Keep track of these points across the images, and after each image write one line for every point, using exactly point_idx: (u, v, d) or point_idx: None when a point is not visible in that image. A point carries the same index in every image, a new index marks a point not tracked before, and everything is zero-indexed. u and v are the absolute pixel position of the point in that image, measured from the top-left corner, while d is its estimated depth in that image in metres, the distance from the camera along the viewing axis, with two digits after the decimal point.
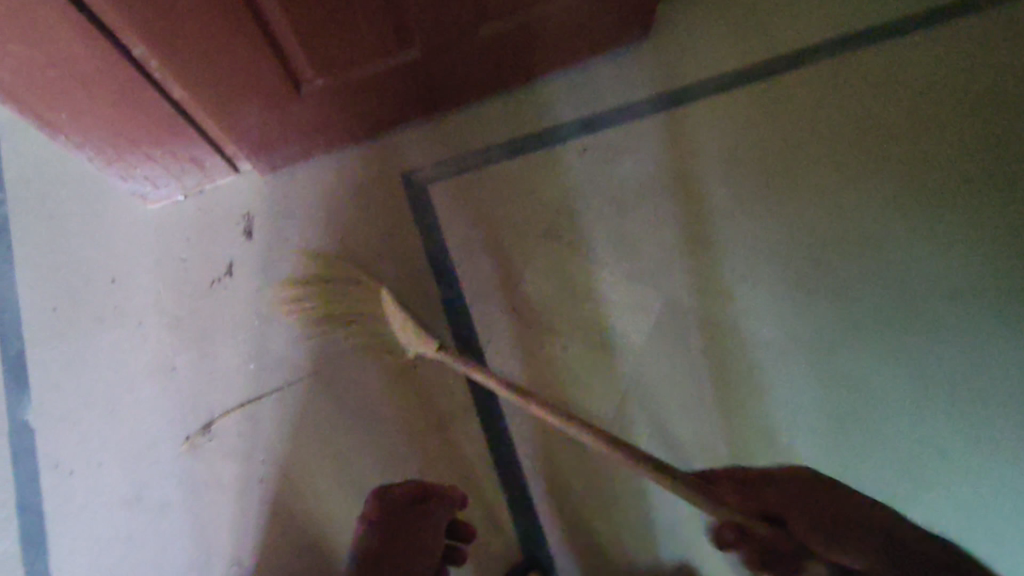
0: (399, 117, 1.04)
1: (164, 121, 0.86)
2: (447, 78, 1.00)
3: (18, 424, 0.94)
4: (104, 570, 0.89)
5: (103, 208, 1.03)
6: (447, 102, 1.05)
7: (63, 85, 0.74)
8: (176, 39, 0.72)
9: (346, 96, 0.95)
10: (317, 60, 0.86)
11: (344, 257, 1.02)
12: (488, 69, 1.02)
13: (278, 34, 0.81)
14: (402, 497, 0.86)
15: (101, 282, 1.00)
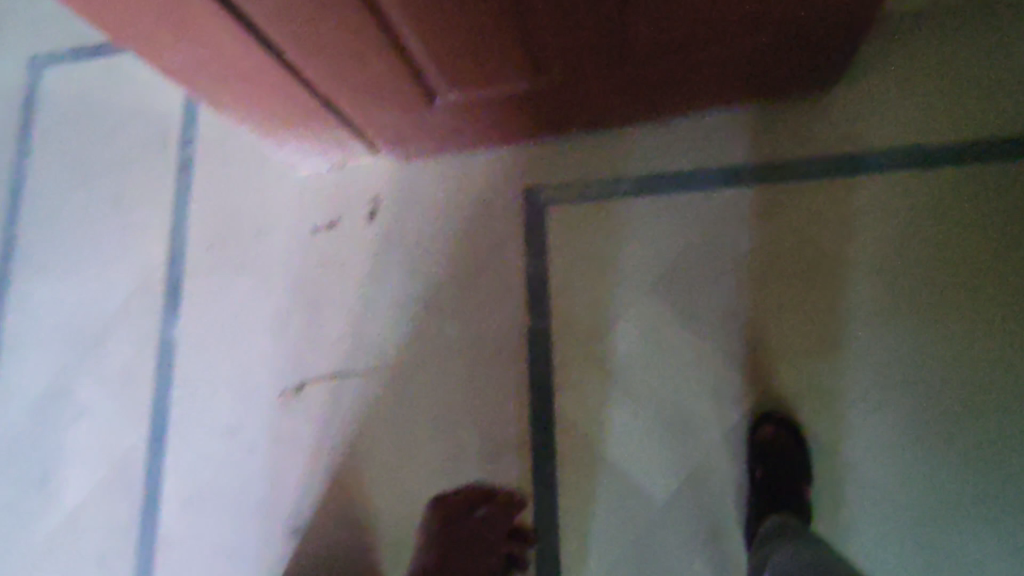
0: (537, 132, 0.99)
1: (309, 112, 0.91)
2: (591, 106, 0.93)
3: (166, 340, 1.12)
4: (197, 484, 1.04)
5: (261, 167, 1.14)
6: (590, 124, 0.98)
7: (228, 77, 0.81)
8: (317, 47, 0.75)
9: (481, 110, 0.92)
10: (451, 77, 0.85)
11: (449, 262, 1.05)
12: (638, 102, 0.92)
13: (414, 53, 0.80)
14: (460, 499, 0.92)
15: (247, 234, 1.12)
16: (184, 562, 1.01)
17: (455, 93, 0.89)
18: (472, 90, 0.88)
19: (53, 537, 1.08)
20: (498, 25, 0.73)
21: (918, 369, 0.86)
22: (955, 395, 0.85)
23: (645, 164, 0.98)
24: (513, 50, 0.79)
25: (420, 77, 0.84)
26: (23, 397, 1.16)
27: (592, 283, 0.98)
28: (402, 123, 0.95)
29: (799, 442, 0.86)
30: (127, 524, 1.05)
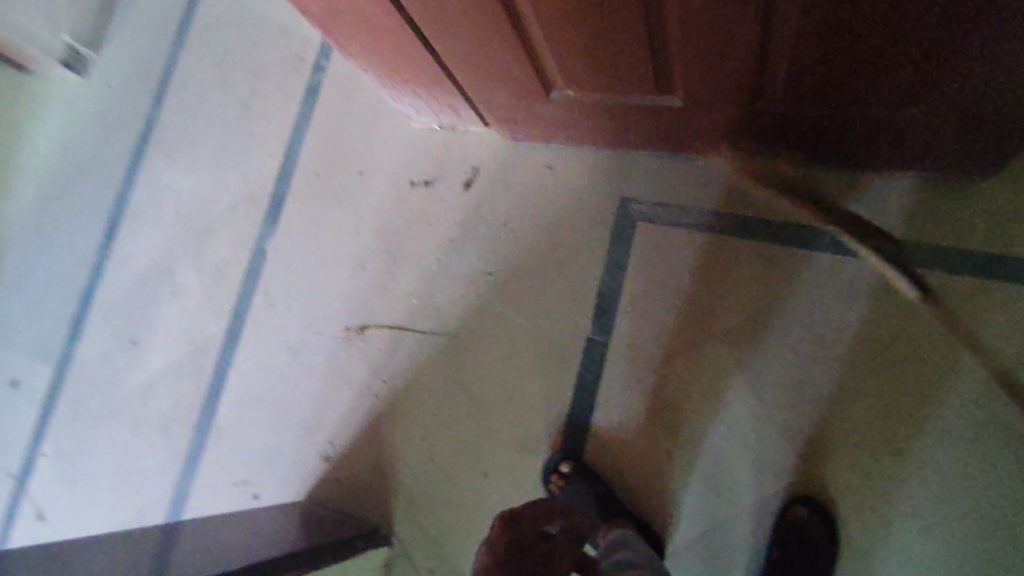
0: (649, 147, 0.98)
1: (431, 78, 0.94)
2: (707, 133, 0.89)
3: (259, 250, 1.20)
4: (256, 386, 1.14)
5: (380, 112, 1.18)
6: (705, 153, 0.95)
7: (361, 26, 0.84)
8: (445, 18, 0.76)
9: (593, 113, 0.91)
10: (570, 75, 0.84)
11: (529, 248, 1.04)
12: (761, 142, 0.88)
13: (538, 46, 0.79)
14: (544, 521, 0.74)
15: (353, 171, 1.17)
16: (230, 453, 1.12)
17: (568, 94, 0.88)
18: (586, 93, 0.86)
19: (131, 394, 1.22)
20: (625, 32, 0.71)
21: (978, 494, 0.80)
22: (1010, 535, 0.79)
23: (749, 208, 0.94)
24: (636, 61, 0.76)
25: (537, 74, 0.85)
26: (132, 266, 1.29)
27: (664, 312, 0.96)
28: (514, 108, 0.96)
29: (829, 535, 0.83)
30: (191, 404, 1.17)
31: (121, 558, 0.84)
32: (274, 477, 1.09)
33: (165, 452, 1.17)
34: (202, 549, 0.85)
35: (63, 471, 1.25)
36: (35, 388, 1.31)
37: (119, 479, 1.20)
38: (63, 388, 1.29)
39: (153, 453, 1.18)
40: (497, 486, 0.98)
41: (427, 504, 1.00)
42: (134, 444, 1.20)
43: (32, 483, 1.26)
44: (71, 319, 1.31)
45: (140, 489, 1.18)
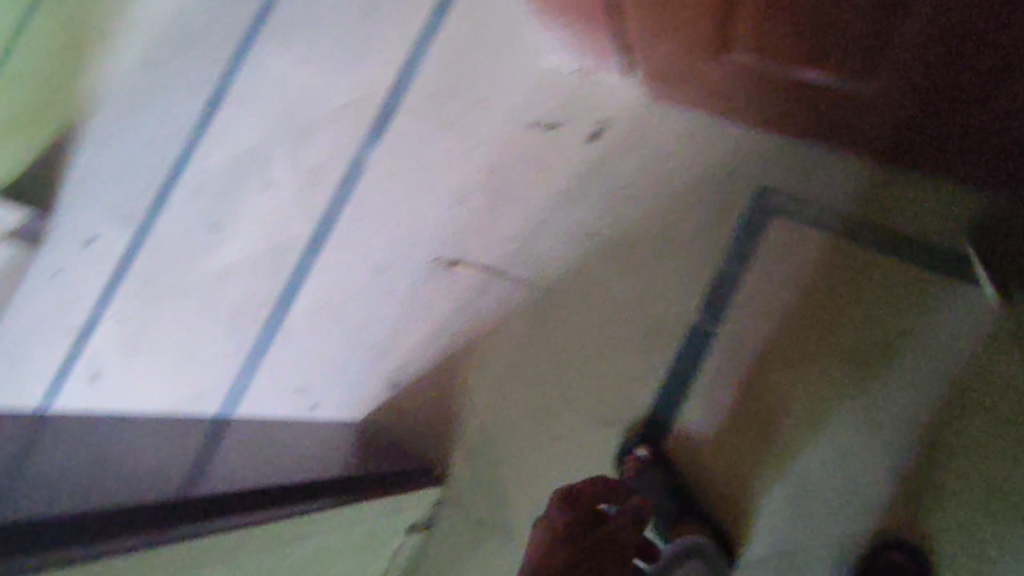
0: (786, 133, 0.90)
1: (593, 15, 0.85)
2: (853, 128, 0.82)
3: (359, 161, 1.15)
4: (333, 298, 1.11)
5: (512, 39, 1.09)
6: (845, 149, 0.88)
7: None
8: None
9: (753, 86, 0.83)
10: (734, 44, 0.76)
11: (647, 218, 0.97)
12: (908, 147, 0.80)
13: (732, 12, 0.70)
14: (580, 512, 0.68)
15: (472, 98, 1.10)
16: (295, 359, 1.11)
17: (737, 63, 0.80)
18: (755, 65, 0.78)
19: (205, 277, 1.21)
20: (802, 16, 0.64)
21: None
22: None
23: (896, 221, 0.86)
24: (805, 46, 0.69)
25: (710, 36, 0.76)
26: (225, 149, 1.25)
27: (780, 317, 0.89)
28: (663, 64, 0.88)
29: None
30: (264, 301, 1.16)
31: (175, 441, 0.82)
32: (335, 393, 1.08)
33: (230, 344, 1.16)
34: (259, 454, 0.84)
35: (123, 338, 1.25)
36: (109, 250, 1.30)
37: (179, 359, 1.20)
38: (137, 257, 1.28)
39: (218, 340, 1.17)
40: (563, 454, 0.94)
41: (487, 455, 0.97)
42: (199, 328, 1.19)
43: (91, 343, 1.27)
44: (156, 190, 1.29)
45: (198, 374, 1.17)
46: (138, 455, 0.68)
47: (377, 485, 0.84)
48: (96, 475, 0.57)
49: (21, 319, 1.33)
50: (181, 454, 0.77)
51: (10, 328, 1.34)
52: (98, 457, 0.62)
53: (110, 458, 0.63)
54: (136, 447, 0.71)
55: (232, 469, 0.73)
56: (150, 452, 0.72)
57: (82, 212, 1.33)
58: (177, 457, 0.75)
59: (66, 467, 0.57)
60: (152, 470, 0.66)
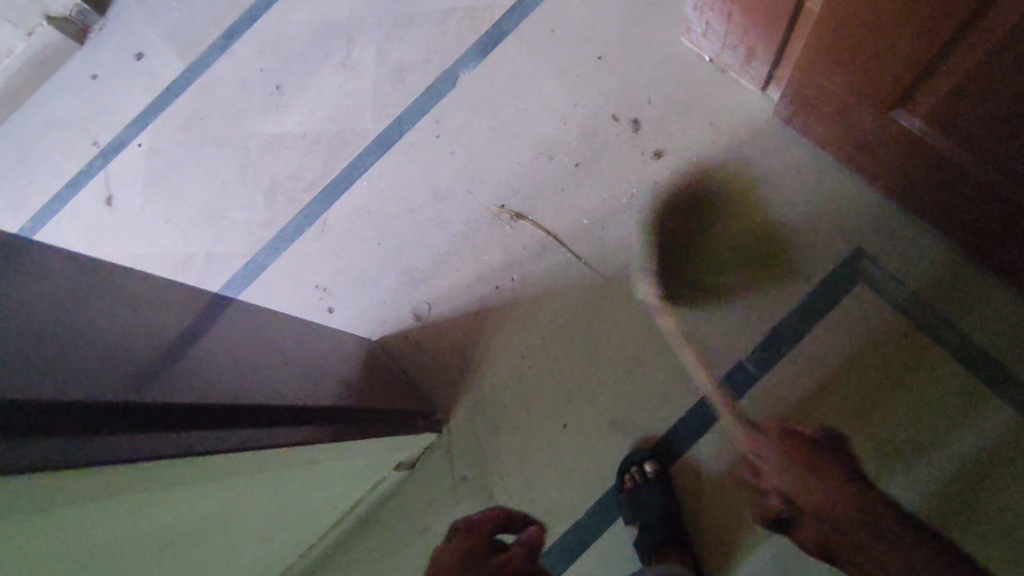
0: (877, 181, 0.87)
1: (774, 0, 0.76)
2: (954, 204, 0.78)
3: (452, 75, 1.07)
4: (382, 208, 1.06)
5: (654, 6, 1.01)
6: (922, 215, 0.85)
7: None
8: None
9: (891, 130, 0.77)
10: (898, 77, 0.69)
11: (730, 242, 0.93)
12: (991, 238, 0.78)
13: (939, 67, 0.64)
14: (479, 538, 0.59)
15: (591, 51, 1.02)
16: (326, 255, 1.06)
17: (904, 104, 0.72)
18: (920, 111, 0.71)
19: (254, 140, 1.14)
20: (1009, 87, 0.59)
21: None
22: None
23: (971, 322, 0.84)
24: (990, 106, 0.63)
25: (886, 62, 0.69)
26: (313, 11, 1.16)
27: (829, 384, 0.86)
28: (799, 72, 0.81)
29: None
30: (310, 185, 1.09)
31: (184, 293, 0.76)
32: (357, 304, 1.04)
33: (262, 217, 1.10)
34: (261, 345, 0.78)
35: (150, 172, 1.17)
36: (158, 75, 1.20)
37: (203, 213, 1.13)
38: (185, 91, 1.19)
39: (249, 210, 1.11)
40: (568, 442, 0.92)
41: (491, 417, 0.95)
42: (232, 190, 1.13)
43: (113, 164, 1.19)
44: (226, 28, 1.19)
45: (219, 235, 1.12)
46: (135, 309, 0.61)
47: (363, 422, 0.79)
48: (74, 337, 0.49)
49: (41, 114, 1.23)
50: (178, 308, 0.69)
51: (27, 119, 1.24)
52: (87, 308, 0.54)
53: (98, 311, 0.55)
54: (136, 295, 0.64)
55: (222, 359, 0.67)
56: (147, 302, 0.65)
57: (139, 24, 1.22)
58: (174, 313, 0.68)
59: (43, 315, 0.49)
60: (143, 334, 0.58)
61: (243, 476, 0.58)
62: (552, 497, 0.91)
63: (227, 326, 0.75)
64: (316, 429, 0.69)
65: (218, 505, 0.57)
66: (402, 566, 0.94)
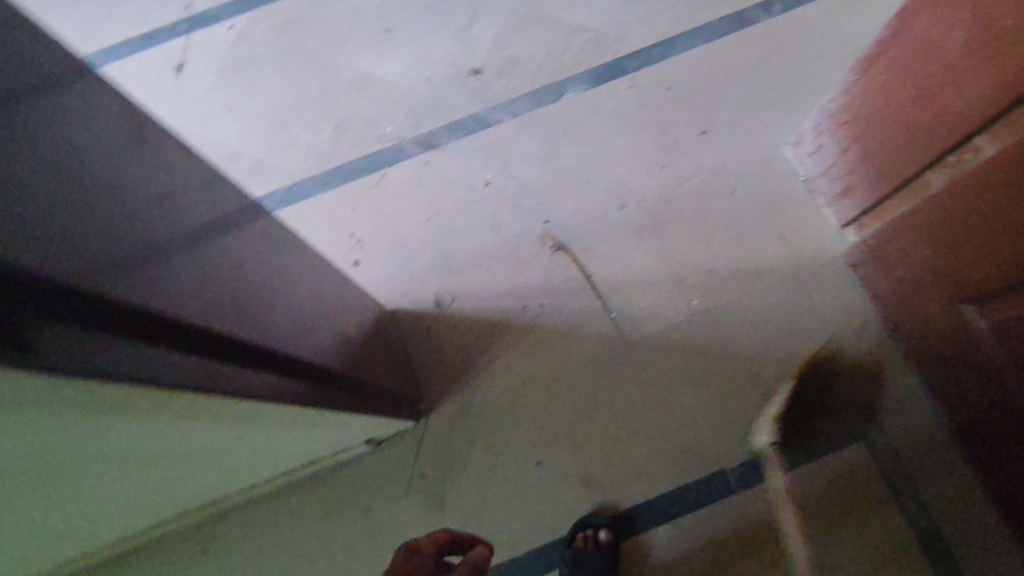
0: (919, 358, 0.87)
1: (905, 152, 0.75)
2: (982, 412, 0.78)
3: (558, 89, 1.07)
4: (442, 188, 1.04)
5: (773, 106, 1.01)
6: (944, 404, 0.86)
7: (907, 90, 0.71)
8: (998, 184, 0.62)
9: (951, 323, 0.77)
10: (985, 276, 0.69)
11: (757, 354, 0.94)
12: (992, 457, 0.78)
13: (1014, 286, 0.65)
14: (427, 554, 0.59)
15: (698, 124, 1.02)
16: (371, 209, 1.05)
17: (972, 305, 0.73)
18: (982, 318, 0.72)
19: (345, 69, 1.11)
20: None
21: None
22: None
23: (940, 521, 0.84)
24: None
25: (989, 257, 0.67)
26: None
27: (799, 523, 0.86)
28: (899, 227, 0.81)
29: None
30: (382, 135, 1.08)
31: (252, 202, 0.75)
32: (386, 266, 1.02)
33: (324, 147, 1.08)
34: (301, 278, 0.76)
35: (232, 57, 1.14)
36: None
37: (267, 119, 1.11)
38: None
39: (313, 135, 1.09)
40: (535, 479, 0.92)
41: (470, 427, 0.95)
42: (305, 110, 1.10)
43: (197, 34, 1.16)
44: None
45: (274, 147, 1.09)
46: (218, 203, 0.59)
47: (355, 395, 0.77)
48: (167, 211, 0.46)
49: None
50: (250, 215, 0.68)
51: None
52: (181, 182, 0.52)
53: (190, 191, 0.53)
54: (220, 187, 0.62)
55: (271, 284, 0.65)
56: (229, 197, 0.63)
57: None
58: (245, 219, 0.66)
59: (146, 176, 0.46)
60: (218, 228, 0.56)
61: (225, 422, 0.55)
62: (500, 524, 0.91)
63: (280, 249, 0.74)
64: (319, 389, 0.67)
65: (198, 436, 0.55)
66: (329, 537, 0.93)
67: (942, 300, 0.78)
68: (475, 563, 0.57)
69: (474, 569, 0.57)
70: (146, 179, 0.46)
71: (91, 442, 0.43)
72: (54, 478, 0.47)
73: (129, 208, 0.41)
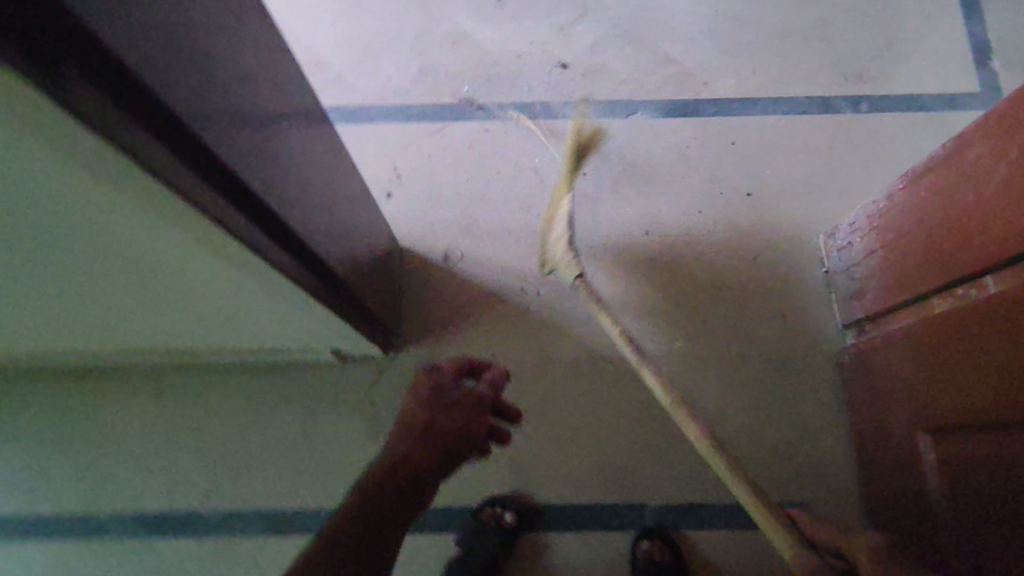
0: (870, 469, 0.88)
1: (920, 270, 0.77)
2: (912, 537, 0.79)
3: (631, 107, 1.11)
4: (491, 156, 1.09)
5: (823, 194, 1.03)
6: (880, 523, 0.86)
7: (940, 213, 0.72)
8: (985, 322, 0.64)
9: (908, 443, 0.78)
10: (950, 406, 0.70)
11: (717, 412, 0.95)
12: None
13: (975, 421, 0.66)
14: (451, 371, 0.73)
15: (745, 186, 1.05)
16: (420, 151, 1.10)
17: (929, 431, 0.74)
18: (937, 445, 0.72)
19: (449, 22, 1.17)
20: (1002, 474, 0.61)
21: None
22: None
23: None
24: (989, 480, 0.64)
25: (964, 392, 0.68)
26: None
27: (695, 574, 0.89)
28: (892, 340, 0.81)
29: None
30: (456, 91, 1.13)
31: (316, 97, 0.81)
32: (414, 206, 1.07)
33: (402, 84, 1.14)
34: (332, 180, 0.82)
35: None
36: None
37: (362, 41, 1.17)
38: None
39: (396, 69, 1.15)
40: None
41: None
42: (399, 45, 1.17)
43: None
44: None
45: (358, 69, 1.15)
46: (284, 79, 0.65)
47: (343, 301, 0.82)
48: (236, 58, 0.52)
49: None
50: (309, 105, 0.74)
51: None
52: (258, 44, 0.58)
53: (263, 55, 0.59)
54: (291, 69, 0.68)
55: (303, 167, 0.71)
56: (295, 80, 0.68)
57: None
58: (303, 105, 0.72)
59: (229, 23, 0.52)
60: (277, 97, 0.62)
61: (212, 267, 0.61)
62: None
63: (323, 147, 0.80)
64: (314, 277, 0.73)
65: (185, 268, 0.61)
66: (264, 423, 0.97)
67: (905, 419, 0.79)
68: (496, 383, 0.74)
69: (495, 388, 0.74)
70: (222, 27, 0.51)
71: (94, 222, 0.49)
72: (55, 245, 0.53)
73: (199, 38, 0.46)
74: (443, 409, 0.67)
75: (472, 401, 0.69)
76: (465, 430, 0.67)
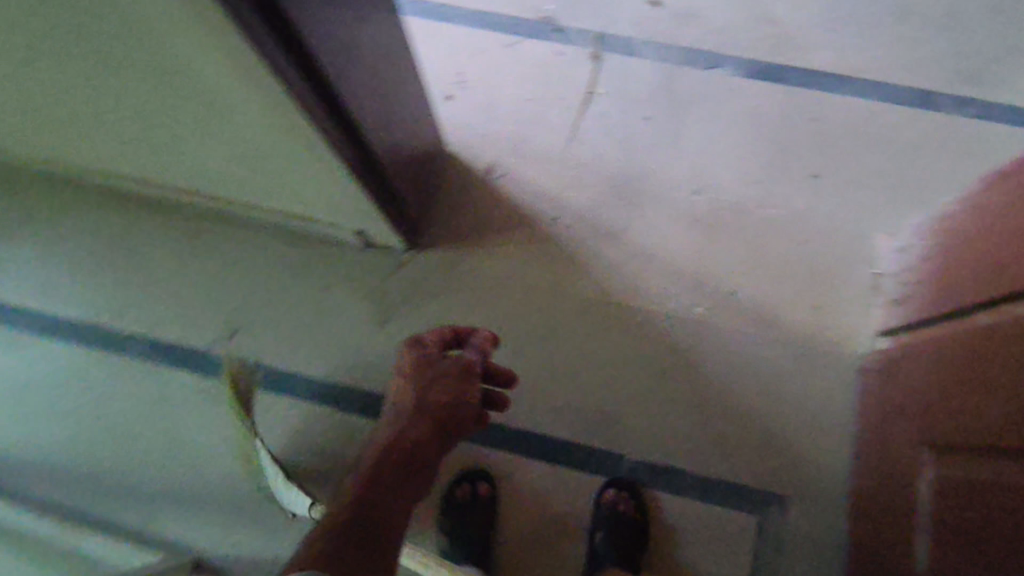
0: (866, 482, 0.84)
1: (967, 282, 0.70)
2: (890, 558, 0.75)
3: (715, 61, 1.04)
4: (559, 81, 1.06)
5: (898, 194, 0.96)
6: (857, 539, 0.83)
7: (1005, 223, 0.65)
8: (1008, 343, 0.58)
9: (909, 459, 0.73)
10: (957, 428, 0.65)
11: (721, 387, 0.92)
12: None
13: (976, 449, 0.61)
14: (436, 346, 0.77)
15: (816, 167, 0.98)
16: (489, 62, 1.08)
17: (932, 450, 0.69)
18: (936, 466, 0.67)
19: None
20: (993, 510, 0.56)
21: None
22: None
23: None
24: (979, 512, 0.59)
25: (973, 419, 0.62)
26: None
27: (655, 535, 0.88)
28: (922, 351, 0.75)
29: None
30: (540, 9, 1.09)
31: None
32: (469, 114, 1.06)
33: None
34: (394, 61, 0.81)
35: None
36: None
37: None
38: None
39: None
40: None
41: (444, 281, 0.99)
42: None
43: None
44: None
45: None
46: None
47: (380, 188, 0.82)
48: None
49: None
50: None
51: None
52: None
53: None
54: None
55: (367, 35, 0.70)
56: None
57: None
58: None
59: None
60: None
61: (248, 122, 0.62)
62: None
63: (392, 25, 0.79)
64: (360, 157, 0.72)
65: (221, 120, 0.62)
66: (281, 288, 1.01)
67: (910, 436, 0.73)
68: (484, 347, 0.77)
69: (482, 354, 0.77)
70: None
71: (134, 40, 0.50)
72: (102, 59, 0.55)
73: None
74: (431, 394, 0.71)
75: (462, 376, 0.73)
76: (459, 407, 0.71)
